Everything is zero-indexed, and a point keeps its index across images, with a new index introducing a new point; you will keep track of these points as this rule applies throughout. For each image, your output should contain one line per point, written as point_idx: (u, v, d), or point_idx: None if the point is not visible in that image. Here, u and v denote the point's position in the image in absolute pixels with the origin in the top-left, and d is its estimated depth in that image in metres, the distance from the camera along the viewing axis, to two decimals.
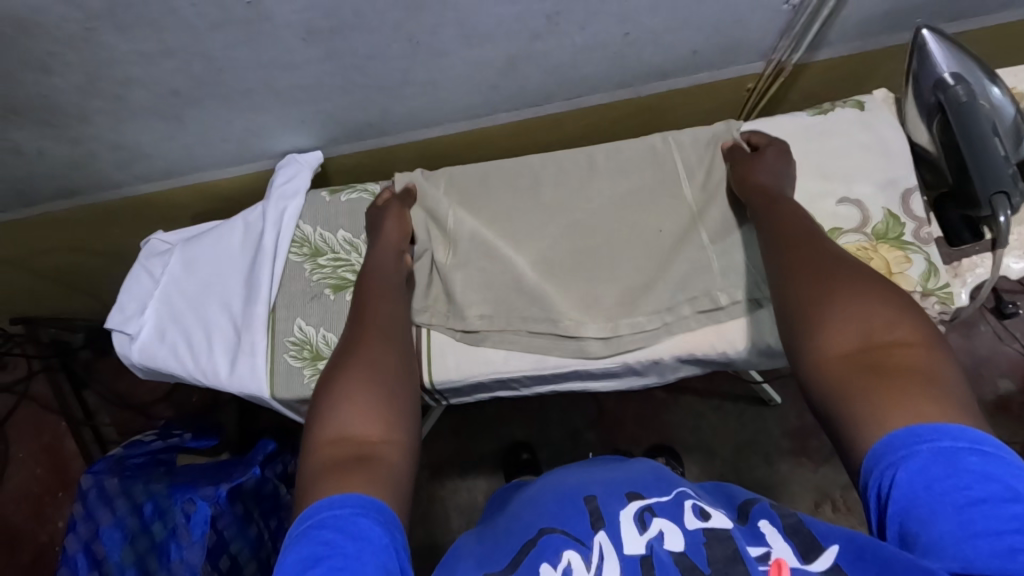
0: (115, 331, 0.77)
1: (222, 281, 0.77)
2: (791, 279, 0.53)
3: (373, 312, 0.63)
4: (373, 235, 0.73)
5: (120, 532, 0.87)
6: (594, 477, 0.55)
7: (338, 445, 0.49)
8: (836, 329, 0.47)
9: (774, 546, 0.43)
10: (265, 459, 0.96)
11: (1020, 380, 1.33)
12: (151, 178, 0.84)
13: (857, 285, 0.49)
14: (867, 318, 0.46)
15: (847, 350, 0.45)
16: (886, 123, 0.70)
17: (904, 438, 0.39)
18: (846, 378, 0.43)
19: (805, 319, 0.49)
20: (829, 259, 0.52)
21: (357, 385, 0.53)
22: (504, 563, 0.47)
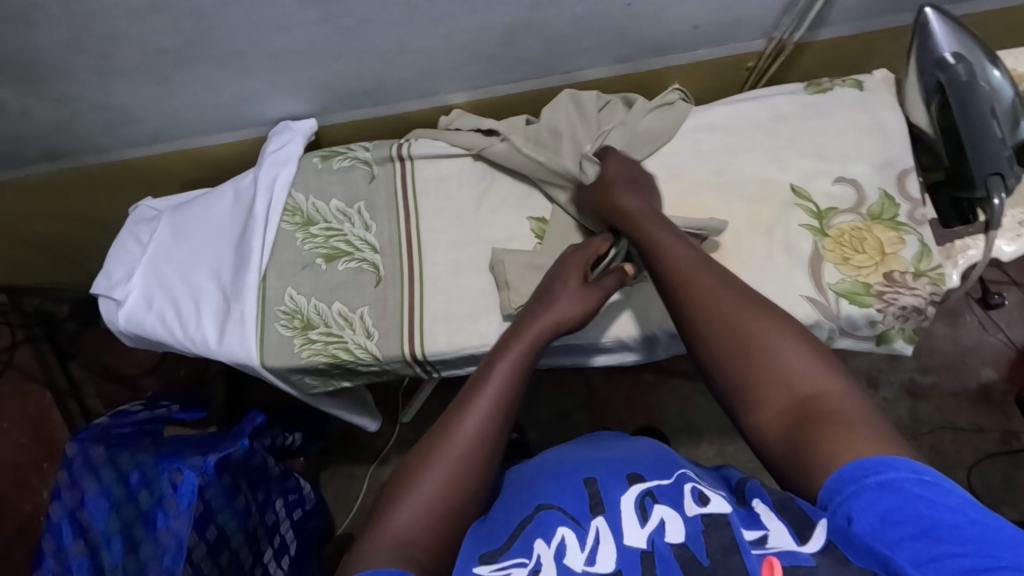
0: (101, 296, 0.76)
1: (213, 249, 0.76)
2: (706, 338, 0.51)
3: (486, 392, 0.53)
4: (545, 295, 0.61)
5: (105, 501, 0.86)
6: (592, 453, 0.55)
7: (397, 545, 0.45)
8: (766, 396, 0.47)
9: (771, 528, 0.42)
10: (253, 431, 0.97)
11: (1003, 369, 1.35)
12: (138, 142, 0.82)
13: (762, 328, 0.50)
14: (786, 369, 0.47)
15: (781, 414, 0.46)
16: (884, 104, 0.70)
17: (852, 468, 0.41)
18: (798, 448, 0.44)
19: (738, 387, 0.49)
20: (728, 304, 0.52)
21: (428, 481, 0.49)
22: (502, 539, 0.47)
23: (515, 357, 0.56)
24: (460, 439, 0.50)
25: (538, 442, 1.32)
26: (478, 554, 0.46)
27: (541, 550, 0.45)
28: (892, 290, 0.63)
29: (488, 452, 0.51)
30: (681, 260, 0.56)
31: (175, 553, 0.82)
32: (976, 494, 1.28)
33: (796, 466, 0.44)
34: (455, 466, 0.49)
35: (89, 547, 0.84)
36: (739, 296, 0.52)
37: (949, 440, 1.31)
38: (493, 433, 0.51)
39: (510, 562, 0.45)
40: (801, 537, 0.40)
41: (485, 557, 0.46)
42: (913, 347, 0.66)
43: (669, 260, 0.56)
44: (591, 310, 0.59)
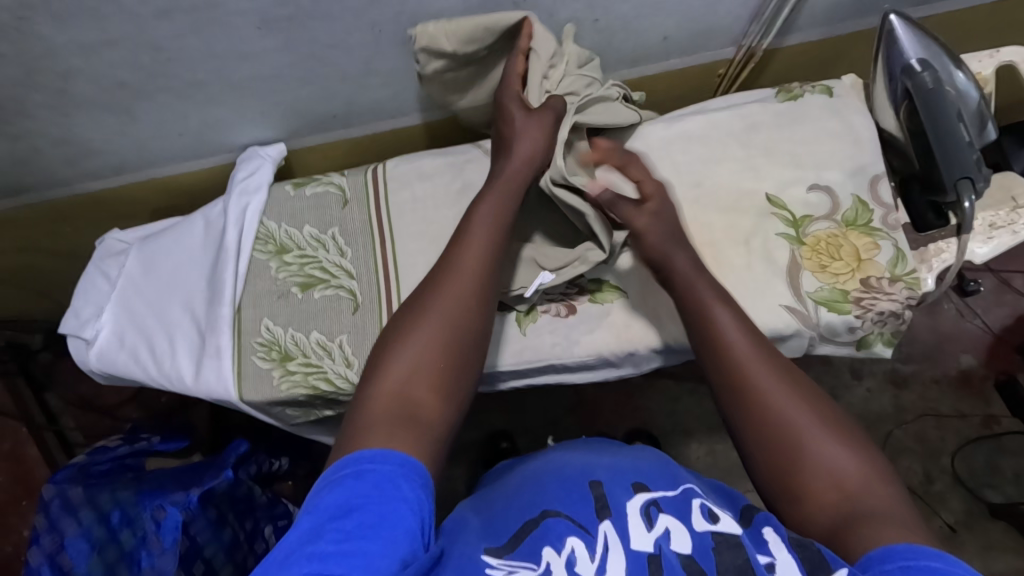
0: (70, 336, 0.73)
1: (184, 282, 0.74)
2: (757, 424, 0.49)
3: (475, 234, 0.54)
4: (506, 127, 0.62)
5: (86, 543, 0.82)
6: (597, 459, 0.55)
7: (392, 400, 0.46)
8: (811, 488, 0.46)
9: (778, 557, 0.42)
10: (237, 460, 0.95)
11: (981, 355, 1.37)
12: (103, 174, 0.80)
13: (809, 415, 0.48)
14: (834, 462, 0.46)
15: (826, 509, 0.45)
16: (854, 109, 0.70)
17: (892, 552, 0.40)
18: (837, 542, 0.43)
19: (780, 477, 0.47)
20: (781, 392, 0.49)
21: (419, 336, 0.49)
22: (505, 539, 0.47)
23: (497, 198, 0.57)
24: (443, 295, 0.51)
25: (529, 451, 1.32)
26: (483, 545, 0.47)
27: (550, 557, 0.44)
28: (869, 295, 0.64)
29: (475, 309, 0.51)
30: (734, 339, 0.53)
31: None
32: (961, 480, 1.30)
33: (833, 562, 0.44)
34: (440, 323, 0.50)
35: None
36: (787, 377, 0.50)
37: (932, 428, 1.34)
38: (479, 279, 0.53)
39: (517, 563, 0.44)
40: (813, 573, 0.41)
41: (491, 550, 0.46)
42: (892, 350, 0.67)
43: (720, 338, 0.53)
44: (549, 134, 0.61)
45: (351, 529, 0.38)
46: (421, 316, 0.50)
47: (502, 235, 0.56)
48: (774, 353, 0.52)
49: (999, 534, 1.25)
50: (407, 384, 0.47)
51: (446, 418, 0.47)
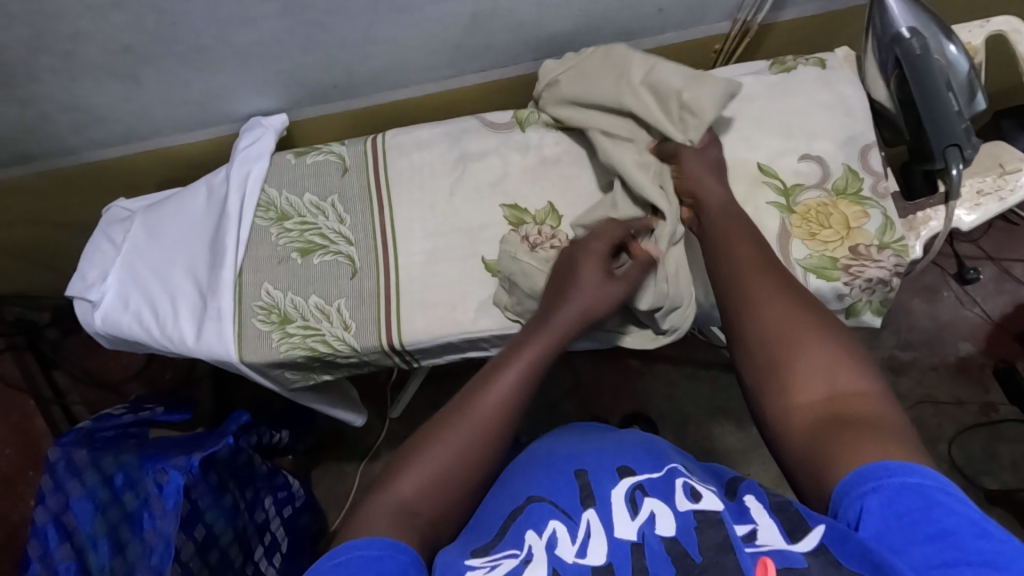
0: (76, 299, 0.75)
1: (188, 247, 0.76)
2: (757, 326, 0.52)
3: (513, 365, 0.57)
4: (562, 275, 0.63)
5: (90, 504, 0.85)
6: (581, 445, 0.57)
7: (402, 505, 0.49)
8: (800, 386, 0.48)
9: (759, 522, 0.43)
10: (237, 430, 0.96)
11: (980, 342, 1.38)
12: (110, 142, 0.81)
13: (811, 328, 0.50)
14: (830, 365, 0.48)
15: (815, 398, 0.47)
16: (846, 81, 0.71)
17: (863, 478, 0.41)
18: (822, 437, 0.45)
19: (768, 376, 0.50)
20: (780, 295, 0.53)
21: (449, 455, 0.52)
22: (491, 535, 0.49)
23: (541, 342, 0.59)
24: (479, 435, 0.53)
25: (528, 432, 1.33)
26: (469, 548, 0.47)
27: (532, 542, 0.46)
28: (858, 263, 0.64)
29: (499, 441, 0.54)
30: (740, 251, 0.58)
31: (163, 551, 0.82)
32: (958, 466, 1.30)
33: (813, 455, 0.45)
34: (466, 457, 0.52)
35: (76, 549, 0.83)
36: (794, 295, 0.53)
37: (929, 415, 1.34)
38: (516, 404, 0.56)
39: (501, 553, 0.46)
40: (793, 535, 0.41)
41: (477, 551, 0.47)
42: (881, 319, 0.68)
43: (729, 252, 0.59)
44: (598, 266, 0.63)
45: None
46: (446, 442, 0.53)
47: (532, 387, 0.57)
48: (784, 275, 0.55)
49: (995, 520, 1.26)
50: (415, 495, 0.50)
51: (438, 536, 0.50)
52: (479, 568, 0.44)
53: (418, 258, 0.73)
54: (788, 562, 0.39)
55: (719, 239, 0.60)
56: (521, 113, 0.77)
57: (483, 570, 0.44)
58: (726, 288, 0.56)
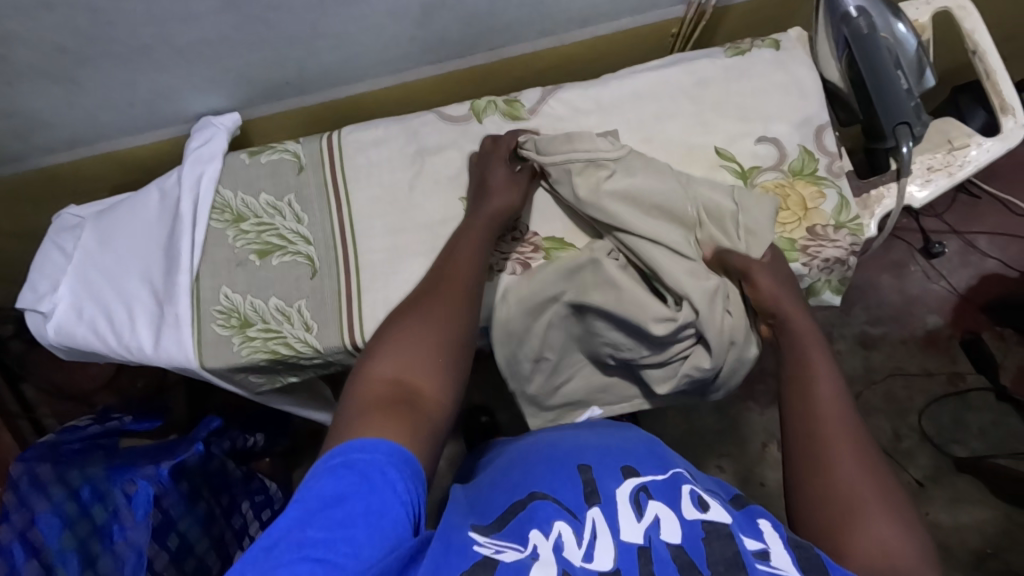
0: (28, 311, 0.73)
1: (143, 253, 0.74)
2: (822, 474, 0.52)
3: (457, 253, 0.62)
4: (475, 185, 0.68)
5: (57, 519, 0.82)
6: (584, 444, 0.60)
7: (384, 391, 0.51)
8: (855, 547, 0.48)
9: (772, 548, 0.46)
10: (209, 435, 0.95)
11: (947, 315, 1.41)
12: (57, 148, 0.79)
13: (876, 492, 0.51)
14: (886, 536, 0.48)
15: (869, 561, 0.47)
16: (800, 62, 0.71)
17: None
18: None
19: (824, 527, 0.50)
20: (853, 445, 0.53)
21: (417, 339, 0.54)
22: (491, 521, 0.50)
23: (472, 241, 0.63)
24: (447, 302, 0.58)
25: (508, 424, 1.34)
26: (471, 523, 0.49)
27: (538, 541, 0.46)
28: (815, 243, 0.65)
29: (471, 310, 0.59)
30: (822, 389, 0.57)
31: (135, 563, 0.82)
32: (928, 436, 1.33)
33: None
34: (442, 322, 0.57)
35: (44, 567, 0.81)
36: (864, 453, 0.53)
37: (900, 387, 1.37)
38: (471, 281, 0.60)
39: (503, 543, 0.46)
40: (809, 569, 0.44)
41: (478, 529, 0.49)
42: (841, 296, 0.70)
43: (807, 382, 0.57)
44: (523, 196, 0.67)
45: (343, 520, 0.41)
46: (420, 320, 0.57)
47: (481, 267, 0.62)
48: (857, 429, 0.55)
49: (965, 487, 1.29)
50: (405, 371, 0.53)
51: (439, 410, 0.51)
52: (485, 544, 0.46)
53: (380, 256, 0.72)
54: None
55: (793, 370, 0.59)
56: (478, 103, 0.75)
57: (489, 549, 0.45)
58: (798, 422, 0.56)
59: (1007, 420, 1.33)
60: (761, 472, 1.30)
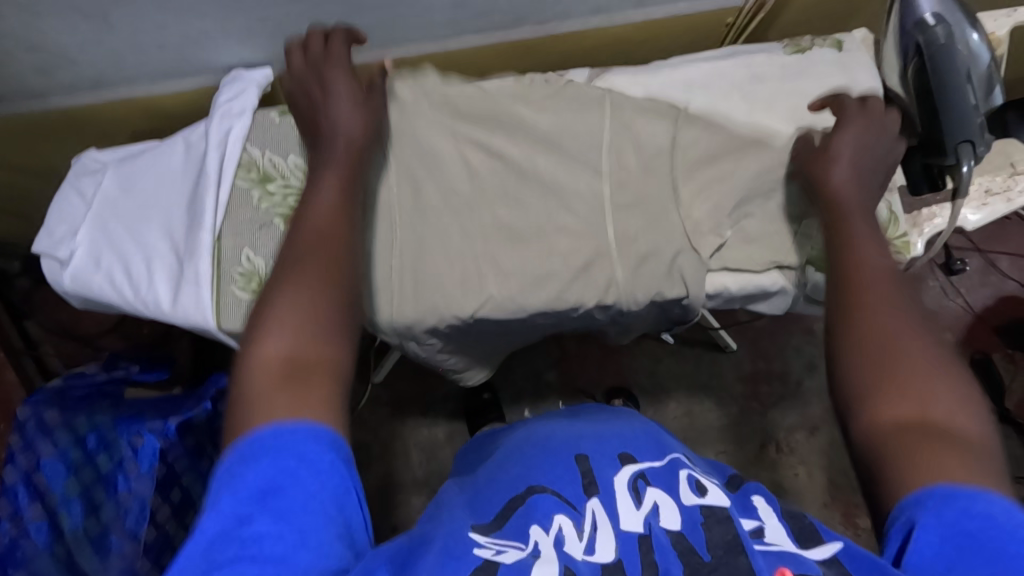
0: (44, 255, 0.72)
1: (165, 206, 0.72)
2: (858, 322, 0.46)
3: (320, 194, 0.52)
4: (315, 87, 0.58)
5: (63, 464, 0.83)
6: (578, 431, 0.58)
7: (273, 372, 0.41)
8: (887, 400, 0.42)
9: (767, 522, 0.45)
10: (218, 393, 0.92)
11: (960, 333, 1.39)
12: (80, 88, 0.76)
13: (913, 339, 0.45)
14: (930, 388, 0.42)
15: (881, 424, 0.42)
16: (861, 66, 0.68)
17: (916, 502, 0.38)
18: (900, 447, 0.40)
19: (856, 388, 0.44)
20: (889, 278, 0.48)
21: (292, 292, 0.45)
22: (490, 517, 0.49)
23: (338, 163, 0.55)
24: (313, 240, 0.49)
25: (510, 401, 1.34)
26: (466, 524, 0.48)
27: (538, 537, 0.45)
28: None
29: (341, 238, 0.50)
30: (861, 243, 0.51)
31: (138, 514, 0.83)
32: None
33: (883, 479, 0.40)
34: (307, 282, 0.45)
35: (47, 510, 0.81)
36: (908, 300, 0.47)
37: None
38: (340, 220, 0.51)
39: (505, 543, 0.45)
40: (803, 540, 0.43)
41: (476, 528, 0.47)
42: None
43: (846, 243, 0.52)
44: (371, 126, 0.58)
45: (259, 528, 0.35)
46: (273, 300, 0.45)
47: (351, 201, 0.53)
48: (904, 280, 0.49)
49: None
50: (295, 346, 0.43)
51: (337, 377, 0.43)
52: (486, 546, 0.44)
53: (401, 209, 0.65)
54: (806, 569, 0.39)
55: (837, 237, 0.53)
56: (523, 80, 0.73)
57: (489, 550, 0.43)
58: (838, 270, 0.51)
59: (1007, 442, 1.32)
60: (755, 472, 1.31)
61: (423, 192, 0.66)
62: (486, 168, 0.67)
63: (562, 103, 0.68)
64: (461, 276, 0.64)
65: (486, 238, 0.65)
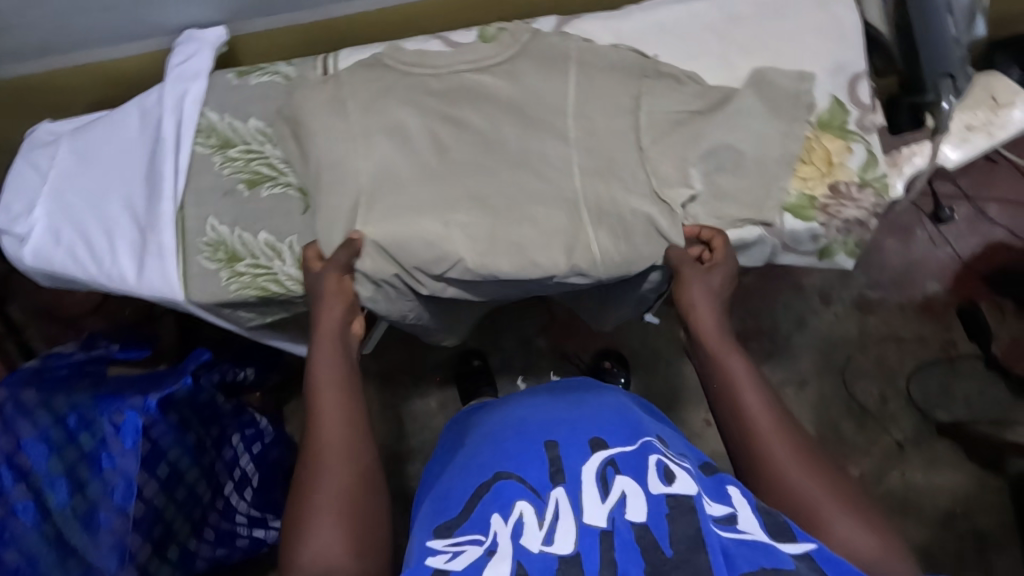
0: (1, 233, 0.69)
1: (124, 176, 0.69)
2: (721, 384, 0.57)
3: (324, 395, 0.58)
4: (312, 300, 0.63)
5: (45, 445, 0.82)
6: (550, 415, 0.58)
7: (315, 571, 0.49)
8: (767, 438, 0.52)
9: (738, 509, 0.46)
10: (198, 368, 0.91)
11: (947, 282, 1.38)
12: (27, 56, 0.73)
13: (749, 380, 0.55)
14: (786, 426, 0.52)
15: (771, 460, 0.51)
16: (840, 1, 0.65)
17: None
18: (799, 483, 0.49)
19: (740, 425, 0.53)
20: (772, 415, 0.53)
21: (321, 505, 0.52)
22: (457, 512, 0.51)
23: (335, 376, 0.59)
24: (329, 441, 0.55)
25: (499, 368, 1.34)
26: (433, 528, 0.50)
27: (497, 527, 0.47)
28: (836, 202, 0.63)
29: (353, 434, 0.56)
30: (697, 285, 0.61)
31: (125, 490, 0.83)
32: (914, 401, 1.33)
33: (792, 502, 0.49)
34: (323, 483, 0.53)
35: (33, 490, 0.81)
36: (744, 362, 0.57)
37: (891, 351, 1.36)
38: (352, 422, 0.57)
39: (465, 539, 0.47)
40: (775, 533, 0.44)
41: (441, 531, 0.49)
42: (855, 262, 0.67)
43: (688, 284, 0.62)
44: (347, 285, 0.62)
45: None
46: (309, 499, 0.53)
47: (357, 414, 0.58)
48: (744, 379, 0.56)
49: (943, 451, 1.30)
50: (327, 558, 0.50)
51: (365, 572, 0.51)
52: (442, 552, 0.46)
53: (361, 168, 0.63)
54: (776, 563, 0.40)
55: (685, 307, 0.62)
56: (487, 31, 0.69)
57: (445, 555, 0.45)
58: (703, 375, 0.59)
59: (994, 390, 1.32)
60: None
61: (389, 160, 0.63)
62: (451, 137, 0.64)
63: (524, 63, 0.65)
64: (428, 238, 0.60)
65: (455, 201, 0.62)
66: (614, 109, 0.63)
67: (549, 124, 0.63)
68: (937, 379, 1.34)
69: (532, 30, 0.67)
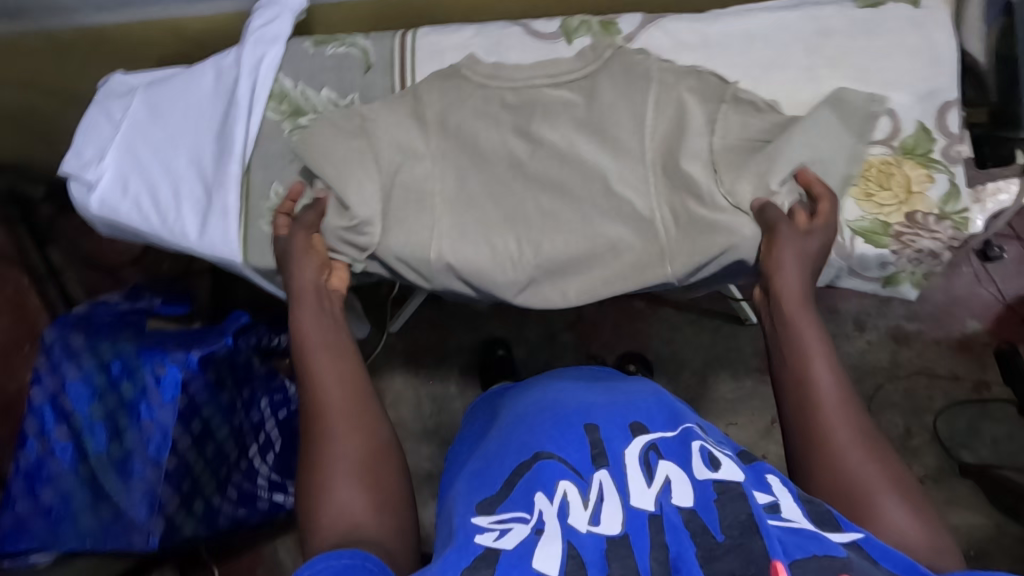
0: (71, 177, 0.70)
1: (194, 134, 0.70)
2: (792, 357, 0.54)
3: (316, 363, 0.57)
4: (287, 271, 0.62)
5: (87, 389, 0.85)
6: (588, 398, 0.57)
7: (334, 527, 0.47)
8: (832, 422, 0.50)
9: (781, 498, 0.44)
10: (238, 330, 0.91)
11: (988, 322, 1.35)
12: (109, 6, 0.73)
13: (823, 358, 0.53)
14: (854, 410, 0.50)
15: (833, 446, 0.49)
16: (936, 26, 0.63)
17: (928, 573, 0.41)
18: (861, 471, 0.47)
19: (804, 402, 0.51)
20: (839, 392, 0.51)
21: (333, 468, 0.50)
22: (497, 488, 0.50)
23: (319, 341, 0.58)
24: (330, 405, 0.54)
25: (523, 358, 1.34)
26: (475, 505, 0.48)
27: (542, 506, 0.46)
28: (911, 232, 0.61)
29: (354, 398, 0.55)
30: (783, 254, 0.57)
31: (160, 442, 0.84)
32: (939, 438, 1.31)
33: (851, 491, 0.47)
34: (332, 447, 0.51)
35: (73, 432, 0.85)
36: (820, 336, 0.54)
37: (923, 386, 1.33)
38: (353, 384, 0.56)
39: (509, 516, 0.46)
40: (819, 522, 0.42)
41: (483, 508, 0.48)
42: (918, 292, 0.66)
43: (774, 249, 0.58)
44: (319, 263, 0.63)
45: None
46: (322, 465, 0.51)
47: (352, 380, 0.57)
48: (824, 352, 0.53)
49: (964, 492, 1.27)
50: (348, 516, 0.48)
51: (386, 524, 0.48)
52: (489, 530, 0.44)
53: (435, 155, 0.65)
54: (826, 549, 0.38)
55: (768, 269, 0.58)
56: (570, 22, 0.69)
57: (493, 533, 0.44)
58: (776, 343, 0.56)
59: (1022, 434, 1.30)
60: (764, 445, 1.30)
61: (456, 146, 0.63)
62: (529, 137, 0.65)
63: (614, 73, 0.65)
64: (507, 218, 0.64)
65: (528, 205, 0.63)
66: (689, 112, 0.62)
67: (623, 119, 0.63)
68: (966, 419, 1.31)
69: (614, 46, 0.66)
